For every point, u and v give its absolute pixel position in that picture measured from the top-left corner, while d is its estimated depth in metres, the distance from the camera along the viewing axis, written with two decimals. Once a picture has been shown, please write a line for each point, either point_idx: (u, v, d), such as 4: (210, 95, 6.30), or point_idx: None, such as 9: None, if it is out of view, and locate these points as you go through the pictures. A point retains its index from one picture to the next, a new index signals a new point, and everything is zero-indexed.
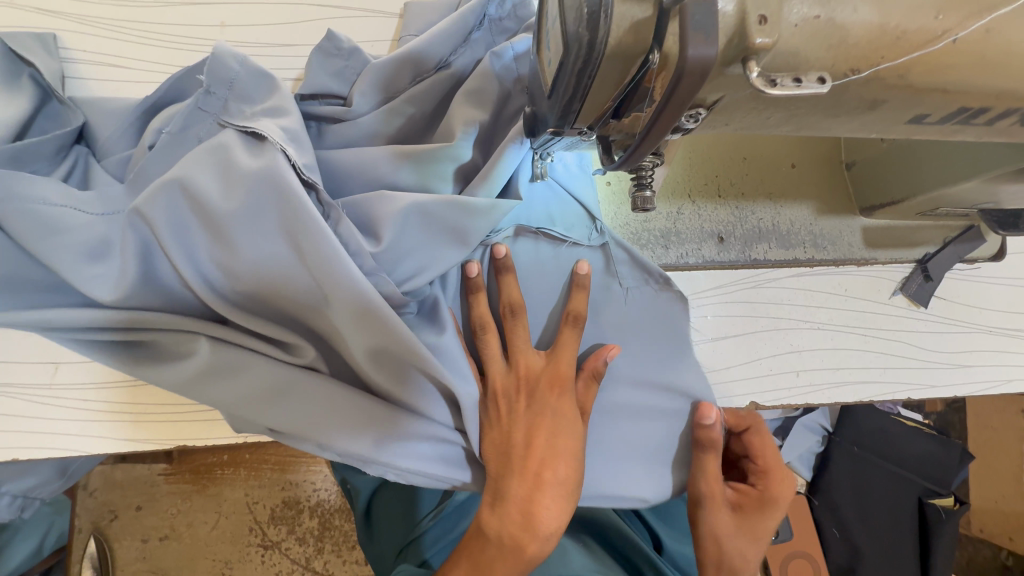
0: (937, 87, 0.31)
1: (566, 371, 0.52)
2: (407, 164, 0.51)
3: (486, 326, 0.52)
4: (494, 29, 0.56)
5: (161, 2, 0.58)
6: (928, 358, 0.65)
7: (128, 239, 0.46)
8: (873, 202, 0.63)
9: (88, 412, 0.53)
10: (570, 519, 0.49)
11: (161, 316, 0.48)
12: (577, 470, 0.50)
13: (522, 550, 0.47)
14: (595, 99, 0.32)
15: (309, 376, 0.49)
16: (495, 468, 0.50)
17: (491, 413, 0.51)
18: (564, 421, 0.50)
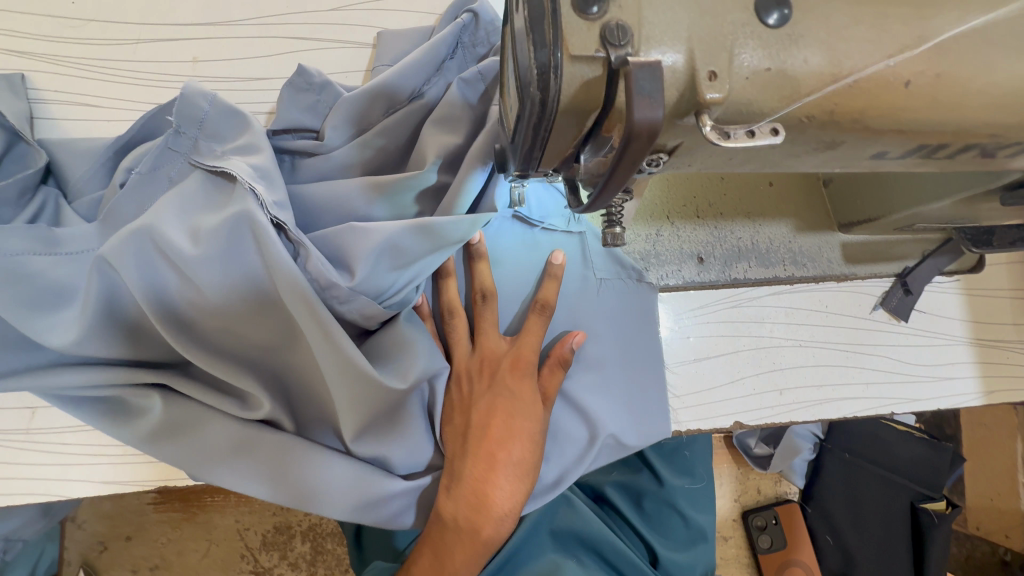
0: (893, 128, 0.31)
1: (528, 355, 0.53)
2: (380, 198, 0.51)
3: (454, 310, 0.54)
4: (469, 57, 0.56)
5: (132, 40, 0.58)
6: (912, 372, 0.65)
7: (94, 286, 0.45)
8: (851, 218, 0.63)
9: (65, 456, 0.53)
10: (525, 501, 0.50)
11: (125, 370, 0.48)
12: (535, 452, 0.50)
13: (476, 530, 0.48)
14: (555, 146, 0.31)
15: (270, 431, 0.50)
16: (455, 450, 0.51)
17: (453, 395, 0.53)
18: (522, 404, 0.51)
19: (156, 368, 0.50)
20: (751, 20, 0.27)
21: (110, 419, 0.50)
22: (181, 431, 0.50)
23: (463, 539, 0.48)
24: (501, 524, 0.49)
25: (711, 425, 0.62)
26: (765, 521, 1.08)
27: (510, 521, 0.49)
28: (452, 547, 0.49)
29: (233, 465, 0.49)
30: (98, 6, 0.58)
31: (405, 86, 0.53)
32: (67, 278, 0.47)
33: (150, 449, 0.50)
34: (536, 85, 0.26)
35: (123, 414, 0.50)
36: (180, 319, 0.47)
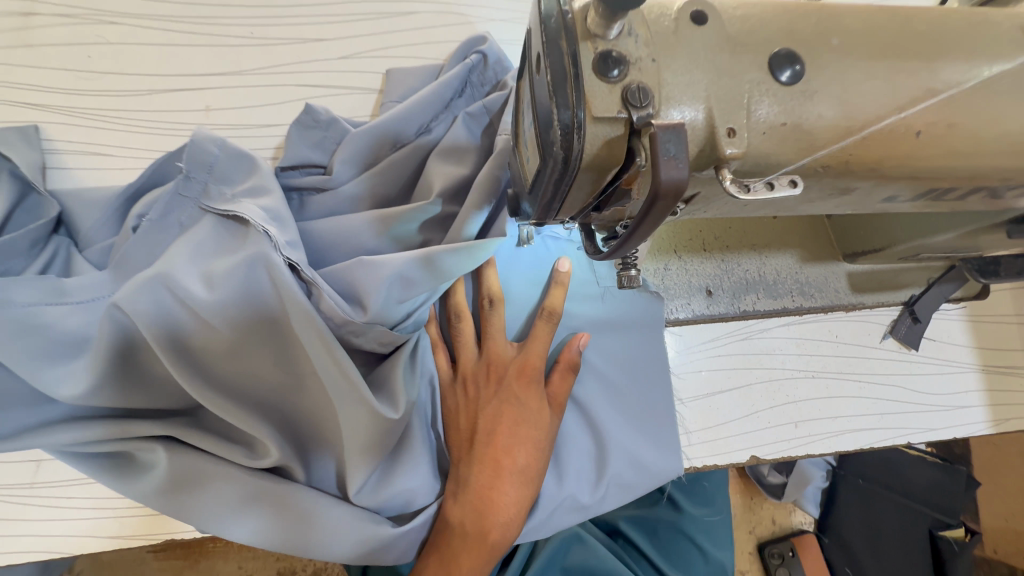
0: (908, 174, 0.32)
1: (534, 362, 0.57)
2: (387, 233, 0.52)
3: (461, 314, 0.57)
4: (476, 97, 0.59)
5: (147, 90, 0.59)
6: (925, 401, 0.65)
7: (107, 333, 0.45)
8: (856, 249, 0.64)
9: (70, 510, 0.51)
10: (529, 504, 0.53)
11: (132, 421, 0.48)
12: (539, 458, 0.54)
13: (484, 534, 0.51)
14: (575, 198, 0.32)
15: (282, 484, 0.49)
16: (463, 452, 0.55)
17: (460, 396, 0.56)
18: (529, 412, 0.55)
19: (165, 417, 0.49)
20: (766, 77, 0.28)
21: (117, 471, 0.49)
22: (186, 482, 0.48)
23: (471, 544, 0.51)
24: (508, 528, 0.52)
25: (727, 460, 0.61)
26: (782, 553, 1.04)
27: (516, 525, 0.52)
28: (459, 554, 0.51)
29: (239, 516, 0.48)
30: (113, 59, 0.59)
31: (416, 124, 0.56)
32: (76, 328, 0.47)
33: (153, 504, 0.48)
34: (560, 144, 0.27)
35: (130, 466, 0.49)
36: (190, 363, 0.47)
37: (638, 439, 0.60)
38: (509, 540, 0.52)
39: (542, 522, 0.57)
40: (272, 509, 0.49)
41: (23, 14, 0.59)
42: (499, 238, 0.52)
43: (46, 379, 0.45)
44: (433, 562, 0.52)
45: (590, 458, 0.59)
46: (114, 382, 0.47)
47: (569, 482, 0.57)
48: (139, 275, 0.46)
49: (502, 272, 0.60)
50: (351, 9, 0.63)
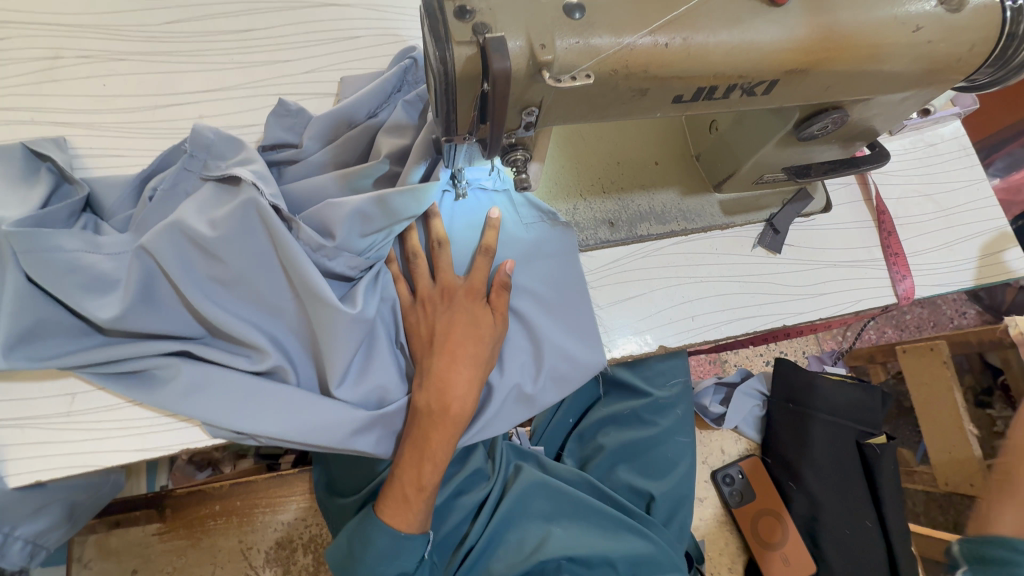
0: (674, 76, 0.50)
1: (477, 284, 0.70)
2: (348, 187, 0.68)
3: (416, 253, 0.72)
4: (412, 85, 0.76)
5: (151, 106, 0.75)
6: (793, 293, 0.82)
7: (135, 270, 0.59)
8: (719, 179, 0.82)
9: (102, 430, 0.63)
10: (479, 387, 0.67)
11: (154, 343, 0.61)
12: (485, 351, 0.68)
13: (445, 410, 0.65)
14: (462, 109, 0.48)
15: (278, 386, 0.62)
16: (423, 355, 0.68)
17: (418, 312, 0.69)
18: (474, 317, 0.68)
19: (180, 341, 0.62)
20: (563, 17, 0.46)
21: (143, 387, 0.61)
22: (198, 388, 0.61)
23: (437, 419, 0.65)
24: (464, 405, 0.65)
25: (639, 351, 0.77)
26: (732, 477, 1.19)
27: (471, 402, 0.66)
28: (427, 428, 0.65)
29: (241, 411, 0.61)
30: (124, 85, 0.76)
31: (367, 109, 0.73)
32: (108, 270, 0.60)
33: (172, 409, 0.61)
34: (438, 60, 0.44)
35: (154, 381, 0.62)
36: (200, 289, 0.61)
37: (568, 338, 0.75)
38: (467, 416, 0.66)
39: (496, 410, 0.71)
40: (269, 403, 0.61)
41: (50, 57, 0.75)
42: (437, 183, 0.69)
43: (88, 306, 0.58)
44: (410, 438, 0.66)
45: (529, 358, 0.74)
46: (138, 307, 0.60)
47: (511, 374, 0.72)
48: (158, 225, 0.60)
49: (448, 223, 0.75)
50: (311, 37, 0.81)
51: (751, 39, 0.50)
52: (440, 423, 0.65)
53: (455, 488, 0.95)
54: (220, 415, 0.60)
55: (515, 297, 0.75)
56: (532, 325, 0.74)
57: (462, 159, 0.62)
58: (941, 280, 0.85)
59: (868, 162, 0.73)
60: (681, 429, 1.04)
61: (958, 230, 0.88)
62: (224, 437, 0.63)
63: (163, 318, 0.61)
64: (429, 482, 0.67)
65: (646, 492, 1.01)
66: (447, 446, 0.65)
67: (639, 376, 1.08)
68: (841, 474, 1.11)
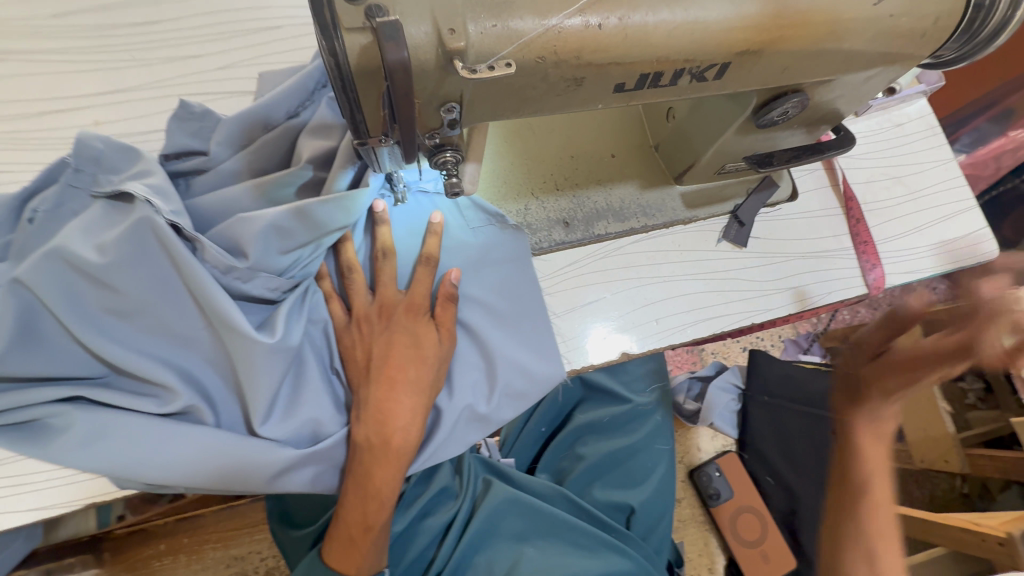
0: (611, 61, 0.44)
1: (419, 300, 0.64)
2: (264, 198, 0.60)
3: (353, 266, 0.64)
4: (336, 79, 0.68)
5: (39, 113, 0.66)
6: (760, 288, 0.78)
7: (10, 306, 0.51)
8: (679, 170, 0.77)
9: None
10: (424, 414, 0.61)
11: (43, 388, 0.54)
12: (431, 374, 0.62)
13: (386, 444, 0.59)
14: (368, 108, 0.42)
15: (192, 428, 0.55)
16: (361, 381, 0.61)
17: (355, 334, 0.63)
18: (417, 337, 0.62)
19: (75, 383, 0.55)
20: None
21: (36, 438, 0.54)
22: (100, 434, 0.54)
23: (378, 452, 0.59)
24: (407, 435, 0.60)
25: (602, 361, 0.72)
26: (710, 474, 1.16)
27: (415, 432, 0.60)
28: (368, 464, 0.59)
29: (151, 459, 0.54)
30: (5, 91, 0.67)
31: (285, 108, 0.64)
32: None
33: (68, 461, 0.53)
34: (326, 51, 0.37)
35: (46, 432, 0.54)
36: (95, 322, 0.54)
37: (523, 351, 0.69)
38: (412, 447, 0.60)
39: (447, 435, 0.65)
40: (183, 447, 0.54)
41: None
42: (367, 189, 0.61)
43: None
44: (351, 475, 0.60)
45: (481, 376, 0.68)
46: (19, 347, 0.52)
47: (463, 396, 0.66)
48: (38, 253, 0.52)
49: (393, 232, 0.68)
50: (223, 28, 0.73)
51: (697, 17, 0.44)
52: (381, 457, 0.59)
53: (419, 513, 0.89)
54: (127, 464, 0.53)
55: (464, 309, 0.69)
56: (484, 339, 0.68)
57: (388, 164, 0.55)
58: (911, 266, 0.82)
59: (834, 148, 0.68)
60: (660, 437, 1.02)
61: (928, 213, 0.84)
62: (135, 488, 0.56)
63: (53, 358, 0.54)
64: (377, 521, 0.61)
65: (623, 504, 0.98)
66: (392, 482, 0.59)
67: (607, 379, 1.05)
68: (816, 461, 1.10)
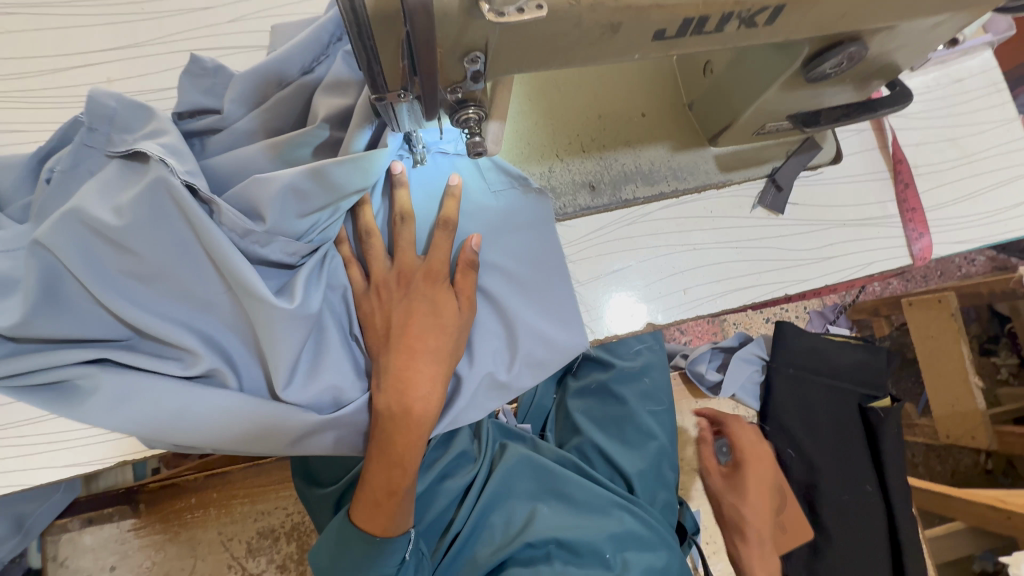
0: (652, 4, 0.39)
1: (438, 266, 0.62)
2: (281, 159, 0.59)
3: (371, 230, 0.62)
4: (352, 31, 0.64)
5: (51, 70, 0.65)
6: (796, 257, 0.74)
7: (33, 268, 0.51)
8: (714, 130, 0.72)
9: (29, 446, 0.57)
10: (444, 382, 0.60)
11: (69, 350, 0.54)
12: (450, 341, 0.61)
13: (409, 413, 0.59)
14: (386, 59, 0.38)
15: (215, 392, 0.55)
16: (380, 350, 0.61)
17: (374, 301, 0.61)
18: (435, 305, 0.61)
19: (100, 345, 0.55)
20: None
21: (65, 399, 0.55)
22: (127, 396, 0.54)
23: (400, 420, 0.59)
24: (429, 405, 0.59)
25: (626, 331, 0.70)
26: (730, 447, 1.12)
27: (435, 401, 0.59)
28: (390, 431, 0.58)
29: (179, 420, 0.55)
30: (16, 46, 0.65)
31: (300, 63, 0.61)
32: (6, 270, 0.52)
33: (97, 420, 0.54)
34: None
35: (76, 392, 0.55)
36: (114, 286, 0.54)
37: (543, 320, 0.67)
38: (433, 417, 0.60)
39: (469, 403, 0.64)
40: (209, 411, 0.55)
41: None
42: (385, 150, 0.59)
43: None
44: (374, 440, 0.60)
45: (500, 344, 0.66)
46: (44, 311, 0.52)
47: (484, 364, 0.65)
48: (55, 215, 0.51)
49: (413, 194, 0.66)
50: None
51: None
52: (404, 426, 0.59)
53: (438, 475, 0.90)
54: (158, 426, 0.55)
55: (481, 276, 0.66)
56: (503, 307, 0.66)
57: (408, 123, 0.52)
58: (961, 236, 0.76)
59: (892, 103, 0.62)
60: (656, 398, 1.01)
61: (984, 178, 0.78)
62: (164, 448, 0.57)
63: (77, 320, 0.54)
64: (401, 485, 0.62)
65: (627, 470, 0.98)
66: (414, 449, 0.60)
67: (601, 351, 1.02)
68: (839, 432, 1.09)
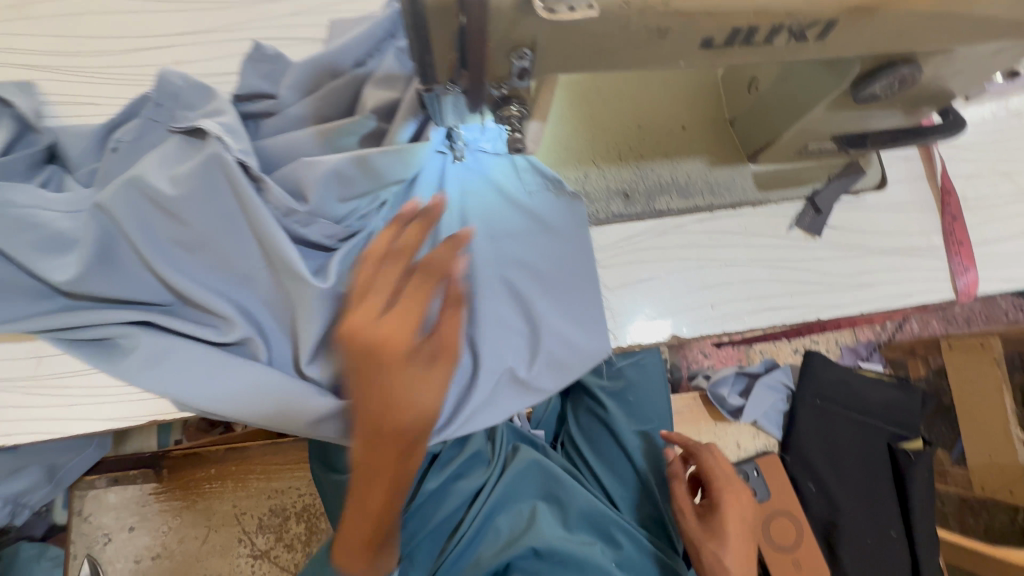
0: (703, 11, 0.40)
1: None
2: (328, 145, 0.61)
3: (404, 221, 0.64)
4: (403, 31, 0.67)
5: (124, 49, 0.69)
6: (831, 282, 0.72)
7: (92, 229, 0.54)
8: (755, 147, 0.72)
9: (71, 398, 0.60)
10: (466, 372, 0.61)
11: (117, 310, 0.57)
12: None
13: (387, 446, 0.46)
14: (438, 51, 0.40)
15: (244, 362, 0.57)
16: None
17: None
18: None
19: (146, 309, 0.58)
20: None
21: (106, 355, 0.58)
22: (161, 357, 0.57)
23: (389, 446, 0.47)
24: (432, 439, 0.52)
25: (650, 341, 0.69)
26: (746, 473, 1.08)
27: None
28: None
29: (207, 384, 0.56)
30: (95, 25, 0.69)
31: (352, 58, 0.64)
32: (67, 228, 0.56)
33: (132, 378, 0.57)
34: None
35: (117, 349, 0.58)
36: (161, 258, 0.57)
37: (567, 323, 0.67)
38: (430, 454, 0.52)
39: (487, 399, 0.65)
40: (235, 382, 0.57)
41: None
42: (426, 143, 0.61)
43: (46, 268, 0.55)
44: None
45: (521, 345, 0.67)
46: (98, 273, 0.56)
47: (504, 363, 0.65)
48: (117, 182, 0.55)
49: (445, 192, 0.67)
50: None
51: None
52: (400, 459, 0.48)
53: (452, 473, 0.91)
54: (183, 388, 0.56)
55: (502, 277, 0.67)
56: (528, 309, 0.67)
57: (450, 118, 0.54)
58: (1010, 274, 0.73)
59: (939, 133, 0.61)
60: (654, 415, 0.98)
61: None
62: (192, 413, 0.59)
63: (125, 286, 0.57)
64: None
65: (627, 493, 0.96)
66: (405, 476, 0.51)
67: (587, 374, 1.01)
68: (865, 471, 1.06)
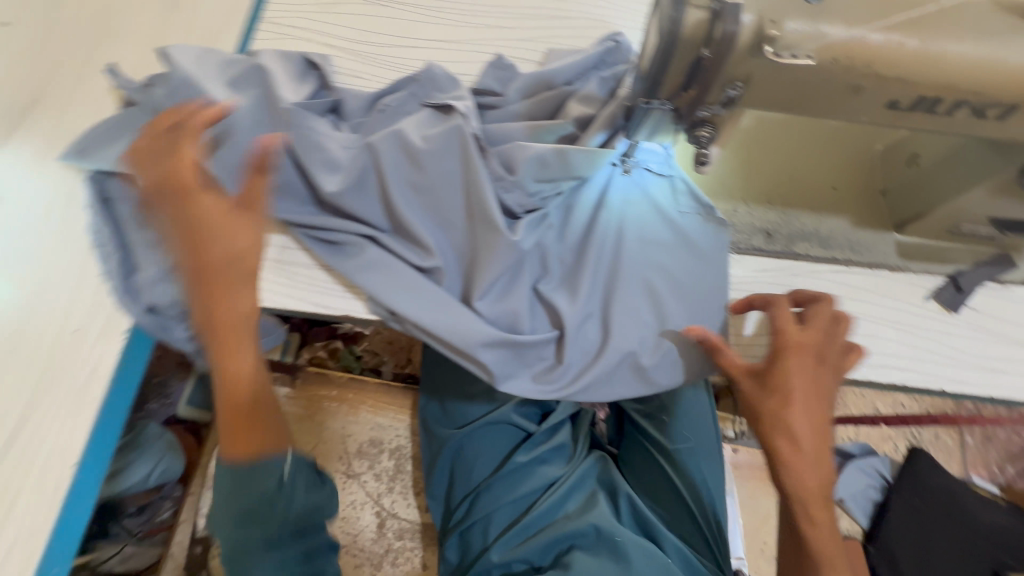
0: (898, 77, 0.49)
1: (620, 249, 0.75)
2: (535, 136, 0.76)
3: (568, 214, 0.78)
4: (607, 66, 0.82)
5: (395, 45, 0.91)
6: (960, 359, 0.73)
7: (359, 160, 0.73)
8: (904, 218, 0.77)
9: (296, 282, 0.78)
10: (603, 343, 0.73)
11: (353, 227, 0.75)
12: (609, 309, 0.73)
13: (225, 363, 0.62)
14: (673, 72, 0.53)
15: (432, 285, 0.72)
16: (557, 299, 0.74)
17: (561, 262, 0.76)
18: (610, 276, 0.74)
19: (371, 228, 0.76)
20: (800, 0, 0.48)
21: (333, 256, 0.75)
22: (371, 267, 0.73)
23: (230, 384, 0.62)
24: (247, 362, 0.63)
25: None
26: None
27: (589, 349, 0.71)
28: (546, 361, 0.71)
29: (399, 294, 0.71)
30: (380, 24, 0.93)
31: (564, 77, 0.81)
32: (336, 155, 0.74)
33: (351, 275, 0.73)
34: (672, 19, 0.49)
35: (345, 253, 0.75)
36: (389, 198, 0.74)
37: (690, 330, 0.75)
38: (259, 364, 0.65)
39: (608, 376, 0.74)
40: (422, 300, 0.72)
41: None
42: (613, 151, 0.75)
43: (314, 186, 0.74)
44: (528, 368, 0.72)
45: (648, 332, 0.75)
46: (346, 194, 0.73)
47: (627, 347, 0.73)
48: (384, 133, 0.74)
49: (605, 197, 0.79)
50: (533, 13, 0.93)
51: (999, 56, 0.48)
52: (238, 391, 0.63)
53: (539, 455, 0.99)
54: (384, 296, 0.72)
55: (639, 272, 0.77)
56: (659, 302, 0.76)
57: (644, 133, 0.66)
58: None
59: None
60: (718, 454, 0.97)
61: None
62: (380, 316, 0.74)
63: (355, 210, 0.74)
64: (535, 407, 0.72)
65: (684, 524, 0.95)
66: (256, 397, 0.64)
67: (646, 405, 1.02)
68: None
